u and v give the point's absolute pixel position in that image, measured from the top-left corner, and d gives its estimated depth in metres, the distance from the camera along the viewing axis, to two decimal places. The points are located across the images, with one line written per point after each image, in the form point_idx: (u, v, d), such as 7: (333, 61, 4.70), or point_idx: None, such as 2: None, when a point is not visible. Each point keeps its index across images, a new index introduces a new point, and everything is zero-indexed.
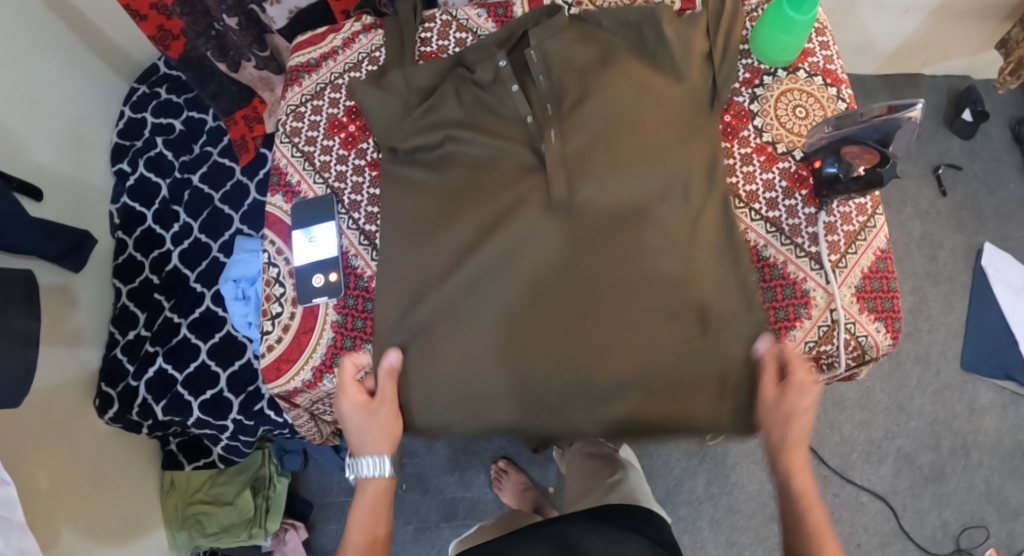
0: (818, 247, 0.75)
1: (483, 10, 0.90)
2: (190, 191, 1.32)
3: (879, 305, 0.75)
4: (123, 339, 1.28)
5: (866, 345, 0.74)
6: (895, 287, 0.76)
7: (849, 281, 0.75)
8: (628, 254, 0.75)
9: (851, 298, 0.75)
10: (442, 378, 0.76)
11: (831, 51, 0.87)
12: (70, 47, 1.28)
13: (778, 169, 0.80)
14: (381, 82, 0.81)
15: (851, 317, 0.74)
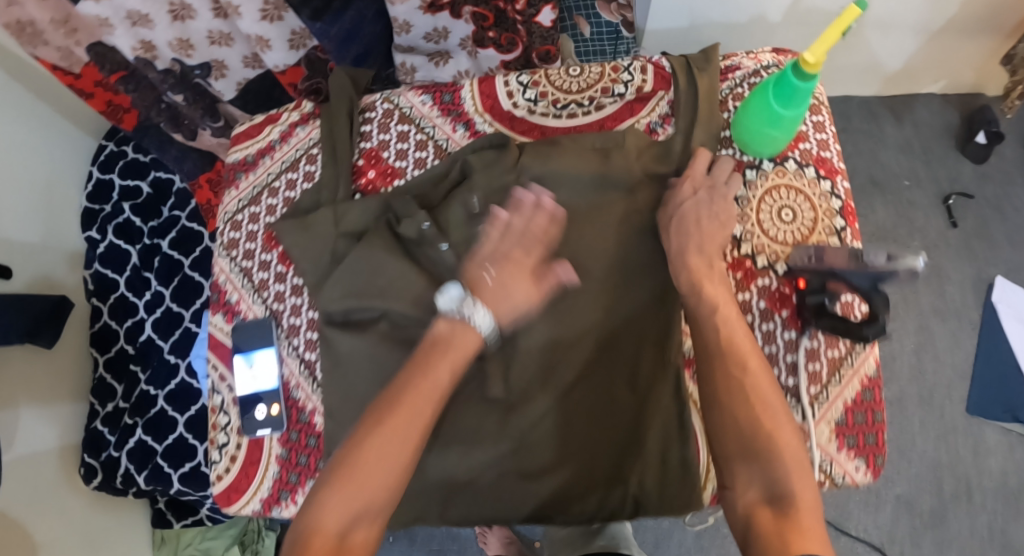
0: (796, 380, 0.71)
1: (427, 96, 0.83)
2: (160, 257, 1.29)
3: (861, 441, 0.70)
4: (104, 411, 1.25)
5: (843, 484, 0.71)
6: (881, 418, 0.71)
7: (829, 415, 0.71)
8: (574, 381, 0.71)
9: (829, 434, 0.71)
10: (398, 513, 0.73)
11: (826, 135, 0.78)
12: (35, 109, 1.21)
13: (756, 287, 0.73)
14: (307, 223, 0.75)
15: (829, 455, 0.70)
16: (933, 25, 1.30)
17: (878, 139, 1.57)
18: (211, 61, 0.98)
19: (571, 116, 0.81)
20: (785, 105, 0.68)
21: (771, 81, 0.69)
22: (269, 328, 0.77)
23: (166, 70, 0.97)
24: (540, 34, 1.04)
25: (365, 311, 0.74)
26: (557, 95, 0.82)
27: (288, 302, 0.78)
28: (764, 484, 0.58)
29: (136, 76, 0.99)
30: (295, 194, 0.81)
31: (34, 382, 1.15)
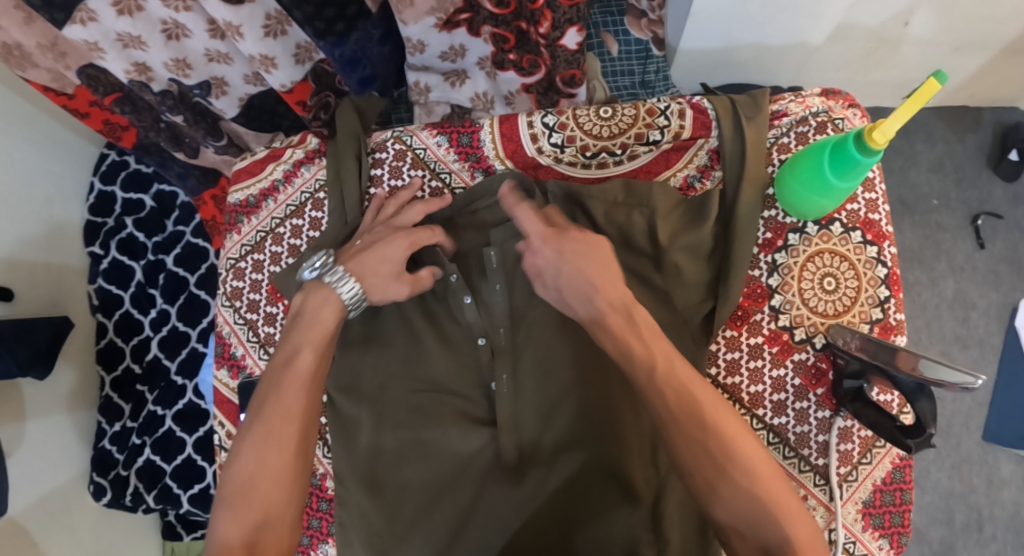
0: (825, 461, 0.71)
1: (443, 137, 0.79)
2: (164, 274, 1.25)
3: (887, 521, 0.71)
4: (111, 430, 1.22)
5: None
6: (910, 499, 0.71)
7: (857, 496, 0.71)
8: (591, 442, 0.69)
9: (856, 514, 0.71)
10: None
11: (876, 195, 0.73)
12: (34, 122, 1.14)
13: (792, 362, 0.72)
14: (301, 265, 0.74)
15: (852, 535, 0.71)
16: (992, 42, 1.18)
17: (907, 156, 1.51)
18: (211, 78, 0.91)
19: (600, 166, 0.78)
20: (840, 176, 0.64)
21: (828, 147, 0.64)
22: None
23: (163, 91, 0.91)
24: (564, 57, 0.90)
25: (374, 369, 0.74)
26: (588, 141, 0.77)
27: None
28: (751, 524, 0.52)
29: (132, 97, 0.94)
30: (300, 242, 0.79)
31: (42, 402, 1.11)
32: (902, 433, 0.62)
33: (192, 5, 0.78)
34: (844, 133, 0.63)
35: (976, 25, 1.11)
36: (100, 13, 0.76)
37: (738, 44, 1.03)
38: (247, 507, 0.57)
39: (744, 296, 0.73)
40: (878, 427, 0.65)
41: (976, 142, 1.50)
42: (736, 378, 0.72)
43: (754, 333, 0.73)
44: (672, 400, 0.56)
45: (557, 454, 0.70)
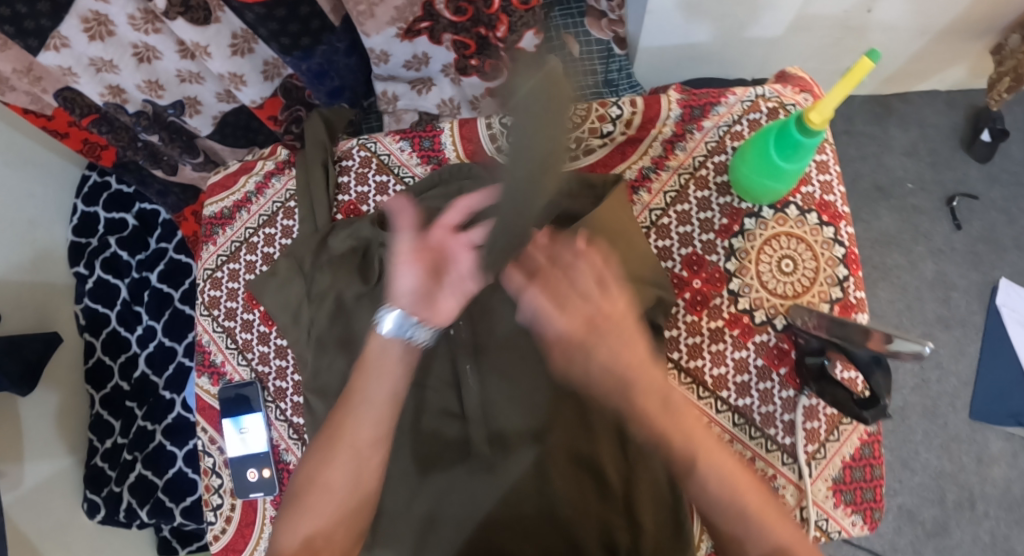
0: (792, 439, 0.70)
1: (406, 142, 0.81)
2: (149, 291, 1.27)
3: (858, 496, 0.71)
4: (102, 447, 1.24)
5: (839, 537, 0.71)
6: (879, 474, 0.72)
7: (826, 473, 0.71)
8: (556, 431, 0.71)
9: (826, 490, 0.71)
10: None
11: (830, 176, 0.76)
12: (13, 148, 1.18)
13: (753, 343, 0.72)
14: (273, 270, 0.75)
15: (825, 513, 0.70)
16: (952, 25, 1.21)
17: (880, 141, 1.53)
18: (184, 98, 0.93)
19: None
20: (788, 160, 0.65)
21: (773, 133, 0.66)
22: (253, 393, 0.76)
23: (138, 112, 0.93)
24: (524, 58, 0.94)
25: (331, 368, 0.70)
26: None
27: (273, 363, 0.77)
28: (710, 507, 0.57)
29: (108, 117, 0.95)
30: (273, 250, 0.79)
31: (30, 423, 1.14)
32: (857, 405, 0.63)
33: (161, 26, 0.79)
34: (785, 119, 0.65)
35: (935, 8, 1.13)
36: (72, 39, 0.78)
37: (697, 36, 1.06)
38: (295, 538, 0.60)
39: (702, 281, 0.74)
40: (839, 405, 0.65)
41: (948, 125, 1.52)
42: (698, 360, 0.73)
43: (715, 317, 0.74)
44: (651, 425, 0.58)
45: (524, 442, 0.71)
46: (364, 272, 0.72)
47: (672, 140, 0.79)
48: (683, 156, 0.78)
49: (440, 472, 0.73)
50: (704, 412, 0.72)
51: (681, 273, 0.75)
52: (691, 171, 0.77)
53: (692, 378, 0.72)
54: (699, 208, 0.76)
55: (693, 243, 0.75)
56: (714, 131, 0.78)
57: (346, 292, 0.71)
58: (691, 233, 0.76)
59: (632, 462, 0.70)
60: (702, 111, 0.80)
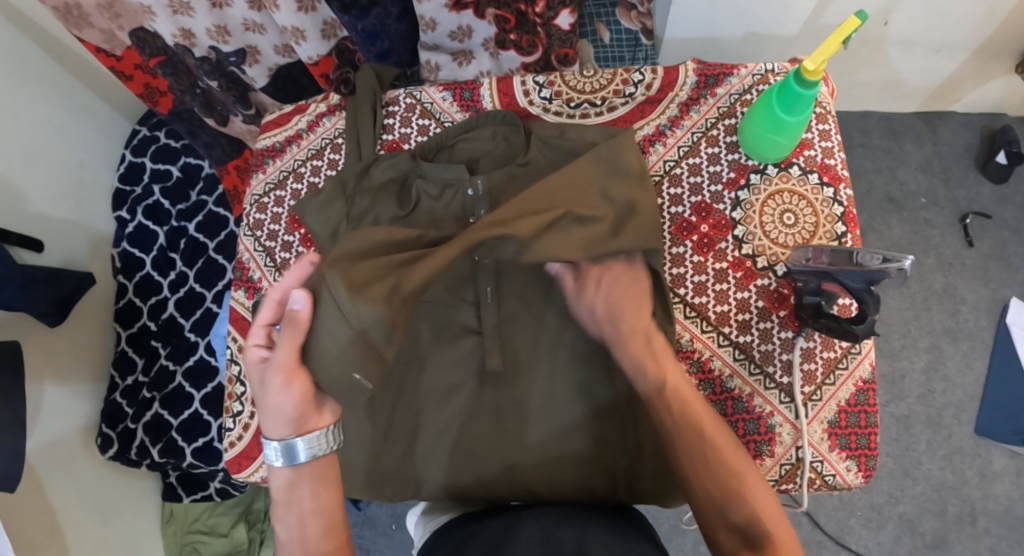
0: (790, 379, 0.79)
1: (448, 92, 0.87)
2: (186, 239, 1.34)
3: (852, 442, 0.80)
4: (122, 384, 1.29)
5: (834, 481, 0.80)
6: (873, 422, 0.81)
7: (822, 416, 0.80)
8: (567, 372, 0.76)
9: (821, 433, 0.80)
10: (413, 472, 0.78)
11: (831, 143, 0.84)
12: (71, 93, 1.27)
13: (755, 286, 0.80)
14: (318, 191, 0.80)
15: (820, 454, 0.79)
16: (966, 43, 1.27)
17: (895, 155, 1.58)
18: (246, 46, 1.02)
19: (583, 115, 0.85)
20: (789, 112, 0.75)
21: (775, 90, 0.75)
22: None
23: (203, 57, 1.02)
24: (559, 36, 1.00)
25: None
26: (572, 95, 0.85)
27: None
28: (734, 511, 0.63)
29: (173, 60, 1.04)
30: (318, 180, 0.87)
31: (59, 350, 1.19)
32: (850, 324, 0.73)
33: None
34: (784, 78, 0.74)
35: (948, 22, 1.19)
36: None
37: (720, 31, 1.13)
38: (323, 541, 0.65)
39: (710, 226, 0.82)
40: (834, 331, 0.74)
41: (962, 145, 1.56)
42: (703, 298, 0.80)
43: (720, 261, 0.82)
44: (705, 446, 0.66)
45: (536, 375, 0.76)
46: (399, 199, 0.80)
47: (687, 103, 0.86)
48: (697, 117, 0.85)
49: (449, 402, 0.77)
50: (707, 344, 0.80)
51: (691, 218, 0.82)
52: (703, 131, 0.84)
53: (696, 313, 0.80)
54: (709, 162, 0.83)
55: (703, 192, 0.83)
56: (726, 98, 0.85)
57: (383, 213, 0.79)
58: (701, 183, 0.83)
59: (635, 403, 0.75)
60: (717, 80, 0.86)
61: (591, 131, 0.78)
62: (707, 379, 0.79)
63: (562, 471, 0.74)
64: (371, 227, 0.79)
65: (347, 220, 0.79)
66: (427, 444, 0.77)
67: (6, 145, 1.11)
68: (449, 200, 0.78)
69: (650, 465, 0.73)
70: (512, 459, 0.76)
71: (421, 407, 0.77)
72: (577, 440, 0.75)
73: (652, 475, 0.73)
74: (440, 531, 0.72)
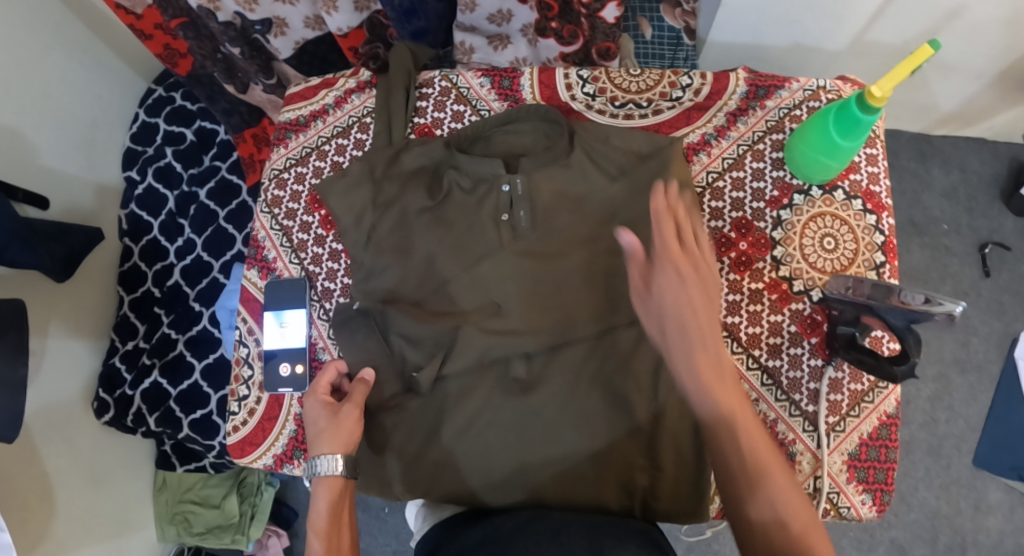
0: (815, 407, 0.79)
1: (486, 78, 0.82)
2: (196, 206, 1.30)
3: (870, 475, 0.79)
4: (123, 348, 1.26)
5: (848, 513, 0.80)
6: (892, 456, 0.80)
7: (843, 448, 0.79)
8: (590, 387, 0.73)
9: (842, 465, 0.79)
10: (419, 475, 0.75)
11: (877, 168, 0.85)
12: (87, 46, 1.24)
13: (789, 310, 0.81)
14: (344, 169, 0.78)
15: (837, 485, 0.79)
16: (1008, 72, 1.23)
17: (919, 180, 1.55)
18: (273, 17, 0.97)
19: (626, 116, 0.81)
20: (845, 137, 0.74)
21: (833, 111, 0.74)
22: (302, 289, 0.78)
23: (227, 23, 0.97)
24: (603, 30, 0.97)
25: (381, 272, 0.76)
26: (617, 93, 0.82)
27: (325, 265, 0.79)
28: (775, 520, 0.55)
29: (196, 23, 1.01)
30: (343, 160, 0.82)
31: (62, 312, 1.16)
32: (890, 362, 0.72)
33: None
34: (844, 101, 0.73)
35: (994, 55, 1.14)
36: None
37: (763, 39, 1.09)
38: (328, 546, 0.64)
39: (749, 245, 0.82)
40: (870, 365, 0.74)
41: (988, 174, 1.53)
42: (736, 318, 0.81)
43: (756, 280, 0.82)
44: (745, 450, 0.58)
45: (558, 387, 0.73)
46: (431, 188, 0.77)
47: (735, 113, 0.85)
48: (744, 129, 0.84)
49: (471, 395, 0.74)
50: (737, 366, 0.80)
51: (730, 234, 0.82)
52: (749, 144, 0.84)
53: (728, 334, 0.81)
54: (752, 178, 0.83)
55: (745, 209, 0.83)
56: (775, 112, 0.84)
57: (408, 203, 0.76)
58: (743, 199, 0.83)
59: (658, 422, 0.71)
60: (766, 92, 0.85)
61: (636, 141, 0.77)
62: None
63: (577, 486, 0.72)
64: (399, 217, 0.76)
65: (374, 207, 0.76)
66: (440, 445, 0.74)
67: (18, 96, 1.09)
68: (482, 199, 0.75)
69: (668, 483, 0.72)
70: (527, 471, 0.73)
71: (439, 407, 0.75)
72: (596, 456, 0.72)
73: (672, 491, 0.72)
74: (444, 527, 0.71)
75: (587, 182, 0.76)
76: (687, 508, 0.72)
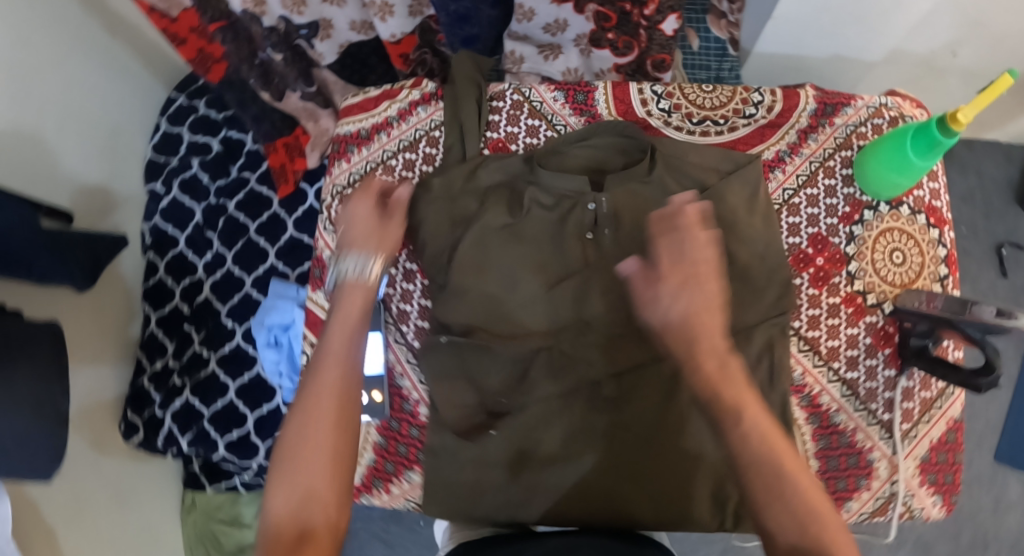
0: (891, 415, 0.81)
1: (559, 93, 0.82)
2: (225, 219, 1.27)
3: (940, 478, 0.82)
4: (151, 368, 1.23)
5: (920, 515, 0.83)
6: (959, 459, 0.83)
7: (916, 452, 0.82)
8: (675, 408, 0.71)
9: (914, 470, 0.82)
10: (496, 502, 0.71)
11: (938, 184, 0.86)
12: (109, 51, 1.19)
13: (864, 323, 0.82)
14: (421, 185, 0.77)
15: (911, 489, 0.82)
16: None
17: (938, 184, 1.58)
18: (320, 19, 0.97)
19: (703, 133, 0.83)
20: (920, 156, 0.74)
21: (912, 129, 0.75)
22: (379, 312, 0.76)
23: (271, 27, 0.96)
24: (659, 42, 0.95)
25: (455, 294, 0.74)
26: (691, 110, 0.84)
27: (397, 286, 0.79)
28: None
29: (235, 26, 0.93)
30: (412, 175, 0.81)
31: (86, 330, 1.11)
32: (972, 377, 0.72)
33: None
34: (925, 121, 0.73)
35: None
36: None
37: (807, 51, 1.09)
38: (307, 477, 0.53)
39: (825, 260, 0.83)
40: (951, 374, 0.74)
41: (1003, 178, 1.55)
42: (816, 331, 0.82)
43: (833, 294, 0.83)
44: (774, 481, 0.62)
45: (654, 411, 0.71)
46: (513, 202, 0.75)
47: (806, 130, 0.86)
48: (815, 146, 0.85)
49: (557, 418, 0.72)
50: (817, 378, 0.82)
51: (807, 250, 0.83)
52: (820, 160, 0.85)
53: (809, 347, 0.82)
54: (825, 195, 0.84)
55: (819, 225, 0.84)
56: (843, 129, 0.86)
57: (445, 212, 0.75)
58: (818, 215, 0.84)
59: None
60: (834, 110, 0.87)
61: (715, 162, 0.80)
62: (816, 413, 0.82)
63: (667, 507, 0.70)
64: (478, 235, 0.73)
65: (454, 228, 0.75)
66: (528, 474, 0.71)
67: (41, 103, 1.04)
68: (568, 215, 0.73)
69: None
70: (614, 489, 0.71)
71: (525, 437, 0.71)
72: (687, 477, 0.71)
73: None
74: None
75: (670, 197, 0.76)
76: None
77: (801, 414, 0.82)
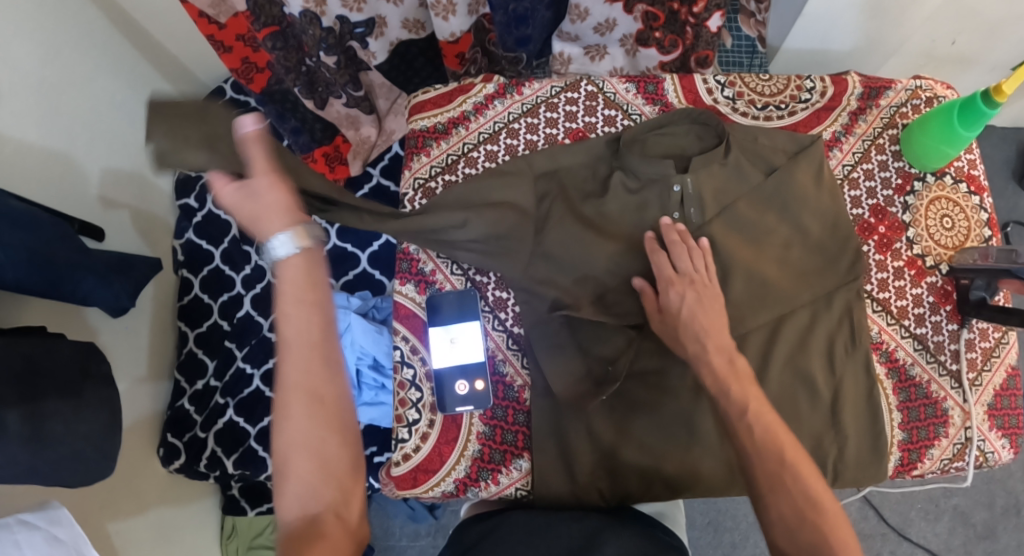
0: (959, 365, 0.83)
1: (631, 84, 0.87)
2: None
3: (1007, 421, 0.83)
4: (191, 389, 1.18)
5: (990, 458, 0.83)
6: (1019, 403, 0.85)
7: (983, 399, 0.83)
8: (772, 371, 0.77)
9: (983, 415, 0.83)
10: (609, 471, 0.75)
11: (973, 155, 0.90)
12: (135, 67, 1.17)
13: (926, 283, 0.85)
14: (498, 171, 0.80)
15: (982, 434, 0.82)
16: None
17: None
18: (376, 17, 0.95)
19: (766, 118, 0.88)
20: (967, 127, 0.78)
21: (957, 105, 0.79)
22: (474, 301, 0.79)
23: (329, 28, 0.92)
24: (706, 38, 0.96)
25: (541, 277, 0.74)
26: (754, 97, 0.89)
27: (490, 275, 0.81)
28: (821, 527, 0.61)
29: (286, 32, 0.93)
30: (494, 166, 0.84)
31: (124, 351, 1.07)
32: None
33: None
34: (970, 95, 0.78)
35: None
36: None
37: (833, 44, 1.13)
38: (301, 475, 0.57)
39: (885, 228, 0.86)
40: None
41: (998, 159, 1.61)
42: (886, 293, 0.84)
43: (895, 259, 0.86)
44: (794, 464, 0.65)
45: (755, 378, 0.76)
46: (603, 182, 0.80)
47: (855, 113, 0.90)
48: (866, 126, 0.89)
49: (658, 388, 0.76)
50: (891, 336, 0.83)
51: (869, 220, 0.87)
52: (872, 139, 0.89)
53: (881, 307, 0.84)
54: (880, 169, 0.88)
55: (878, 196, 0.87)
56: (887, 110, 0.90)
57: (482, 226, 0.74)
58: (875, 188, 0.87)
59: (836, 398, 0.78)
60: (878, 93, 0.90)
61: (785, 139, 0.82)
62: (893, 367, 0.83)
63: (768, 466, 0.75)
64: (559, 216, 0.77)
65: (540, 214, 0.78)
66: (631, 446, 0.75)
67: (70, 119, 1.01)
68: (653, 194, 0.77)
69: (853, 453, 0.77)
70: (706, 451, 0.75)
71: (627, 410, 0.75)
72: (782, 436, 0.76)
73: (855, 457, 0.78)
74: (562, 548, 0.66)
75: (745, 178, 0.79)
76: (872, 472, 0.78)
77: (882, 370, 0.83)
